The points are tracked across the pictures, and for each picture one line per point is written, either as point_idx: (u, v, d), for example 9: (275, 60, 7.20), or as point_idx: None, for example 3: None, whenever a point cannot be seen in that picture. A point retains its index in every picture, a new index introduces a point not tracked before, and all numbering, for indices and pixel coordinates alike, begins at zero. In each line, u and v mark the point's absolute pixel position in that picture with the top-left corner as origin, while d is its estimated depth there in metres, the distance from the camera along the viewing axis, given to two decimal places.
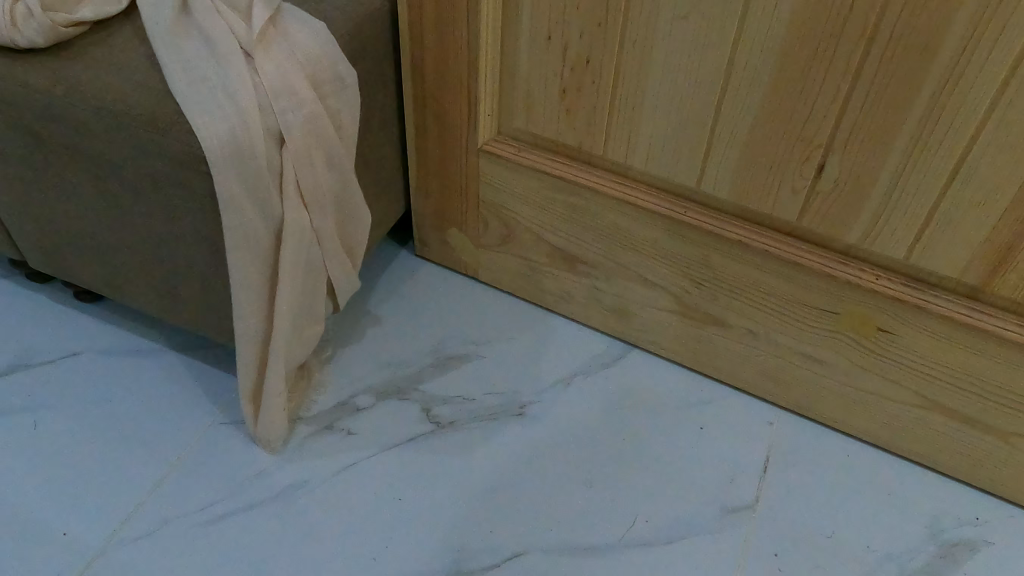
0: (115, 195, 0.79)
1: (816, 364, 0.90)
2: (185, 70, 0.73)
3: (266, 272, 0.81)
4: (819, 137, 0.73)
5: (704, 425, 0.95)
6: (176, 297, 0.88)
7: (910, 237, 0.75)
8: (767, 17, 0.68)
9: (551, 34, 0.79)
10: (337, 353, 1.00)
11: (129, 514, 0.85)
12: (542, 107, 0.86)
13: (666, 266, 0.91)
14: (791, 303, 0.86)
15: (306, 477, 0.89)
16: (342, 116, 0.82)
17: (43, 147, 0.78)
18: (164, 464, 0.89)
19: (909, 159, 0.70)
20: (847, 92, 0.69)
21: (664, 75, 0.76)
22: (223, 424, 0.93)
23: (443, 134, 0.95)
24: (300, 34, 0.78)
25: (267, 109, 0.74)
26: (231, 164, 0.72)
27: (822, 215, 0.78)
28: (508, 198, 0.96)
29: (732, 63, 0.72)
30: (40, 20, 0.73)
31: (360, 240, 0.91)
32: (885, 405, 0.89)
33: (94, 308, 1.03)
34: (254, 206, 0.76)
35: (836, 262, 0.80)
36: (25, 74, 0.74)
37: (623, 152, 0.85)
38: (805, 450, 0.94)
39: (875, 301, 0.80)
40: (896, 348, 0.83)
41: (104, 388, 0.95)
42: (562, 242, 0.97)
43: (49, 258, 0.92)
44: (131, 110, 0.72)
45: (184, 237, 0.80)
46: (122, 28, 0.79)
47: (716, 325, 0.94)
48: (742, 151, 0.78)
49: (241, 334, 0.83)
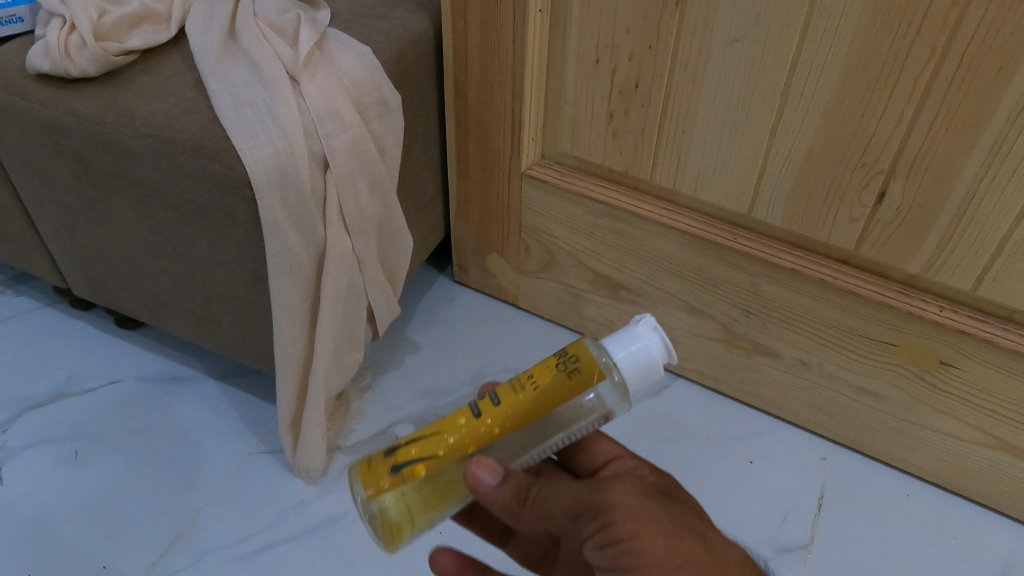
0: (160, 222, 0.79)
1: (873, 398, 0.86)
2: (232, 97, 0.72)
3: (308, 298, 0.80)
4: (880, 163, 0.70)
5: (754, 460, 0.92)
6: (216, 324, 0.87)
7: (977, 268, 0.71)
8: (826, 40, 0.66)
9: (598, 57, 0.78)
10: (376, 380, 0.99)
11: (168, 546, 0.83)
12: (588, 131, 0.84)
13: (714, 295, 0.89)
14: (848, 335, 0.83)
15: (345, 509, 0.87)
16: (386, 140, 0.81)
17: (91, 175, 0.78)
18: (203, 493, 0.88)
19: (978, 187, 0.67)
20: (913, 117, 0.66)
21: (715, 99, 0.74)
22: (262, 452, 0.91)
23: (485, 159, 0.93)
24: (346, 59, 0.77)
25: (312, 133, 0.73)
26: (276, 189, 0.71)
27: (882, 244, 0.75)
28: (551, 223, 0.94)
29: (789, 87, 0.70)
30: (92, 49, 0.73)
31: (401, 265, 0.90)
32: (947, 442, 0.84)
33: (134, 334, 1.03)
34: (297, 233, 0.75)
35: (897, 291, 0.77)
36: (76, 103, 0.74)
37: (671, 177, 0.83)
38: (861, 488, 0.90)
39: (938, 333, 0.77)
40: (960, 382, 0.79)
41: (144, 414, 0.94)
42: (606, 269, 0.95)
43: (91, 283, 0.93)
44: (177, 136, 0.71)
45: (227, 263, 0.79)
46: (170, 56, 0.79)
47: (766, 356, 0.91)
48: (798, 177, 0.75)
49: (281, 362, 0.81)
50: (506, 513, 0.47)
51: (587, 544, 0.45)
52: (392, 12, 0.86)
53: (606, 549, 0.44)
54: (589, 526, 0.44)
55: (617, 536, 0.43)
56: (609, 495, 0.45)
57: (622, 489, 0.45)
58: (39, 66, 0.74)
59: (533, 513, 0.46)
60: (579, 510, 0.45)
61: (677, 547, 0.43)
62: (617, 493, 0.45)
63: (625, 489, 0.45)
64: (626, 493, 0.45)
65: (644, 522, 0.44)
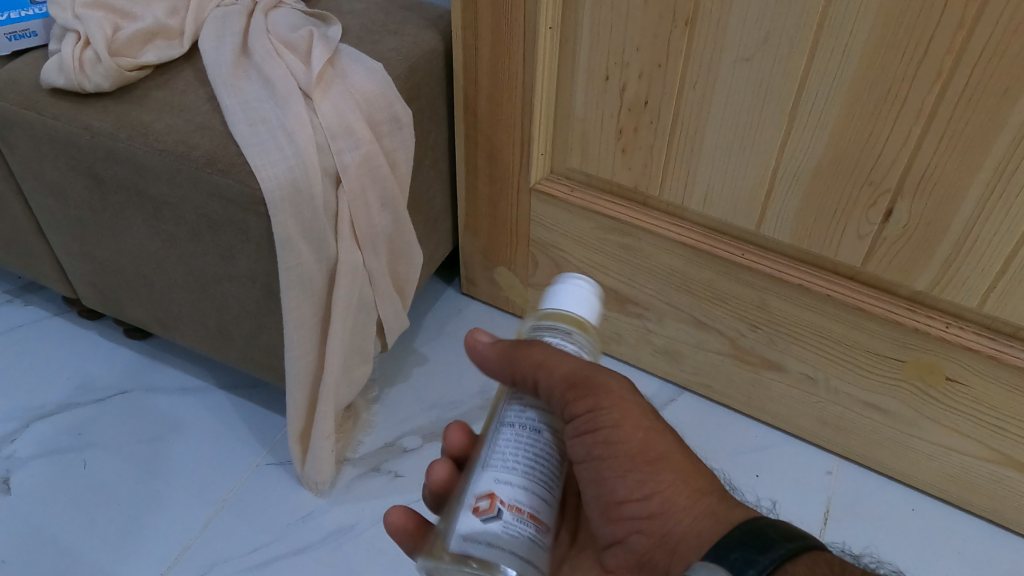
0: (171, 236, 0.79)
1: (878, 413, 0.87)
2: (245, 112, 0.73)
3: (319, 312, 0.80)
4: (887, 182, 0.71)
5: (760, 474, 0.93)
6: (226, 336, 0.87)
7: (983, 286, 0.72)
8: (835, 59, 0.66)
9: (608, 75, 0.79)
10: (384, 393, 0.99)
11: (177, 557, 0.83)
12: (597, 146, 0.85)
13: (722, 310, 0.89)
14: (854, 350, 0.83)
15: (354, 521, 0.87)
16: (397, 155, 0.81)
17: (103, 188, 0.79)
18: (212, 504, 0.88)
19: (985, 206, 0.67)
20: (919, 137, 0.67)
21: (724, 116, 0.75)
22: (271, 464, 0.92)
23: (494, 173, 0.94)
24: (359, 75, 0.78)
25: (325, 149, 0.74)
26: (289, 204, 0.71)
27: (888, 260, 0.75)
28: (559, 237, 0.95)
29: (797, 106, 0.71)
30: (107, 65, 0.74)
31: (410, 278, 0.90)
32: (952, 458, 0.85)
33: (143, 345, 1.04)
34: (309, 247, 0.75)
35: (903, 308, 0.77)
36: (90, 118, 0.75)
37: (680, 193, 0.84)
38: (866, 502, 0.90)
39: (944, 349, 0.77)
40: (965, 397, 0.80)
41: (153, 425, 0.95)
42: (614, 283, 0.95)
43: (102, 295, 0.93)
44: (191, 152, 0.72)
45: (238, 277, 0.79)
46: (183, 72, 0.80)
47: (772, 370, 0.91)
48: (806, 195, 0.76)
49: (292, 375, 0.81)
50: (506, 372, 0.50)
51: (568, 420, 0.49)
52: (403, 28, 0.87)
53: (586, 433, 0.48)
54: (577, 401, 0.48)
55: (601, 420, 0.48)
56: (603, 379, 0.49)
57: (613, 378, 0.50)
58: (54, 81, 0.75)
59: (529, 366, 0.48)
60: (573, 382, 0.47)
61: (653, 442, 0.49)
62: (611, 381, 0.49)
63: (615, 378, 0.50)
64: (616, 384, 0.50)
65: (629, 413, 0.49)
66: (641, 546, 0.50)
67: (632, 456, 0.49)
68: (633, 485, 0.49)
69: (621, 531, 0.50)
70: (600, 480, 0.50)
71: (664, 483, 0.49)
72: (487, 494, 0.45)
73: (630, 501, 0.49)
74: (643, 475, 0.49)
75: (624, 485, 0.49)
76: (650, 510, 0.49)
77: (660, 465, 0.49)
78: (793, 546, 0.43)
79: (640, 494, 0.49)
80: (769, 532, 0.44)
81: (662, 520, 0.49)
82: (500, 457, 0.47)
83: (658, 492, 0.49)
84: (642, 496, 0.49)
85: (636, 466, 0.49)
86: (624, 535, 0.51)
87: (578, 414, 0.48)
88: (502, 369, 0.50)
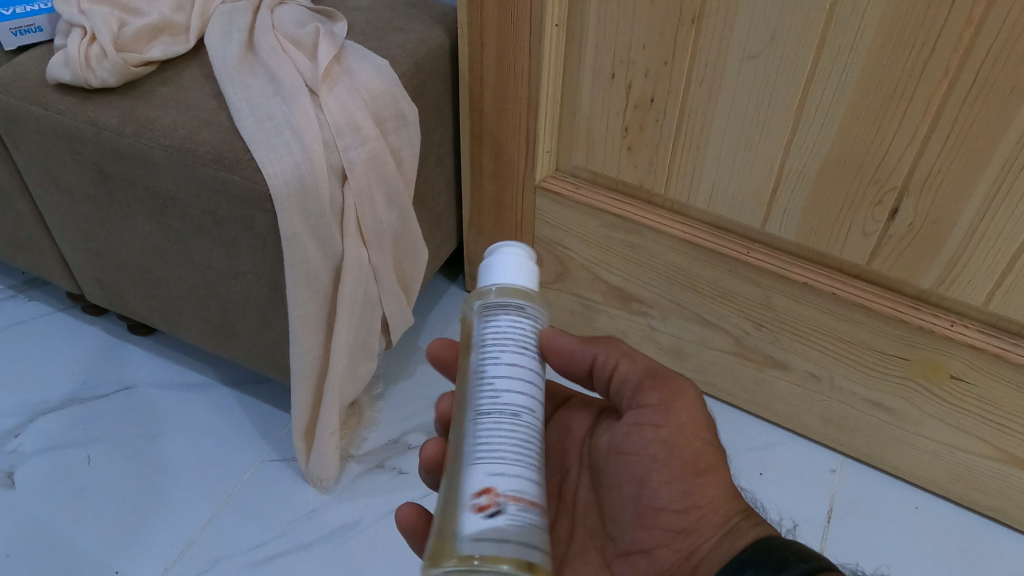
0: (177, 232, 0.79)
1: (882, 411, 0.87)
2: (251, 109, 0.73)
3: (324, 309, 0.80)
4: (893, 180, 0.71)
5: (763, 471, 0.93)
6: (231, 333, 0.87)
7: (989, 284, 0.72)
8: (842, 56, 0.66)
9: (614, 72, 0.79)
10: (388, 390, 0.99)
11: (181, 552, 0.84)
12: (603, 144, 0.85)
13: (726, 308, 0.90)
14: (858, 348, 0.84)
15: (358, 517, 0.87)
16: (403, 152, 0.81)
17: (109, 184, 0.78)
18: (216, 500, 0.88)
19: (991, 204, 0.67)
20: (926, 134, 0.67)
21: (730, 114, 0.75)
22: (275, 460, 0.92)
23: (499, 170, 0.94)
24: (365, 72, 0.78)
25: (332, 146, 0.74)
26: (295, 200, 0.71)
27: (894, 258, 0.75)
28: (564, 234, 0.95)
29: (804, 103, 0.71)
30: (113, 60, 0.74)
31: (415, 276, 0.90)
32: (956, 456, 0.85)
33: (147, 340, 1.04)
34: (316, 244, 0.75)
35: (909, 306, 0.77)
36: (96, 113, 0.75)
37: (686, 191, 0.84)
38: (870, 500, 0.90)
39: (948, 348, 0.77)
40: (970, 395, 0.80)
41: (157, 422, 0.95)
42: (619, 281, 0.96)
43: (107, 290, 0.93)
44: (197, 148, 0.72)
45: (244, 273, 0.79)
46: (189, 67, 0.80)
47: (777, 368, 0.91)
48: (812, 192, 0.76)
49: (297, 372, 0.81)
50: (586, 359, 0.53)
51: (632, 410, 0.53)
52: (409, 25, 0.87)
53: (648, 424, 0.51)
54: (651, 394, 0.52)
55: (666, 416, 0.51)
56: (676, 381, 0.53)
57: (688, 386, 0.53)
58: (60, 76, 0.75)
59: (613, 356, 0.54)
60: (651, 375, 0.53)
61: (706, 455, 0.51)
62: (686, 386, 0.53)
63: (693, 390, 0.53)
64: (690, 389, 0.53)
65: (693, 420, 0.51)
66: (666, 560, 0.51)
67: (683, 463, 0.50)
68: (674, 494, 0.50)
69: (651, 539, 0.52)
70: (645, 481, 0.51)
71: (705, 498, 0.50)
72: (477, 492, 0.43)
73: (668, 511, 0.51)
74: (688, 485, 0.50)
75: (667, 492, 0.50)
76: (685, 524, 0.50)
77: (707, 480, 0.50)
78: (809, 566, 0.43)
79: (679, 505, 0.50)
80: (786, 552, 0.45)
81: (693, 535, 0.50)
82: (487, 443, 0.44)
83: (696, 506, 0.50)
84: (681, 507, 0.50)
85: (684, 475, 0.50)
86: (652, 545, 0.52)
87: (647, 404, 0.52)
88: (585, 355, 0.53)
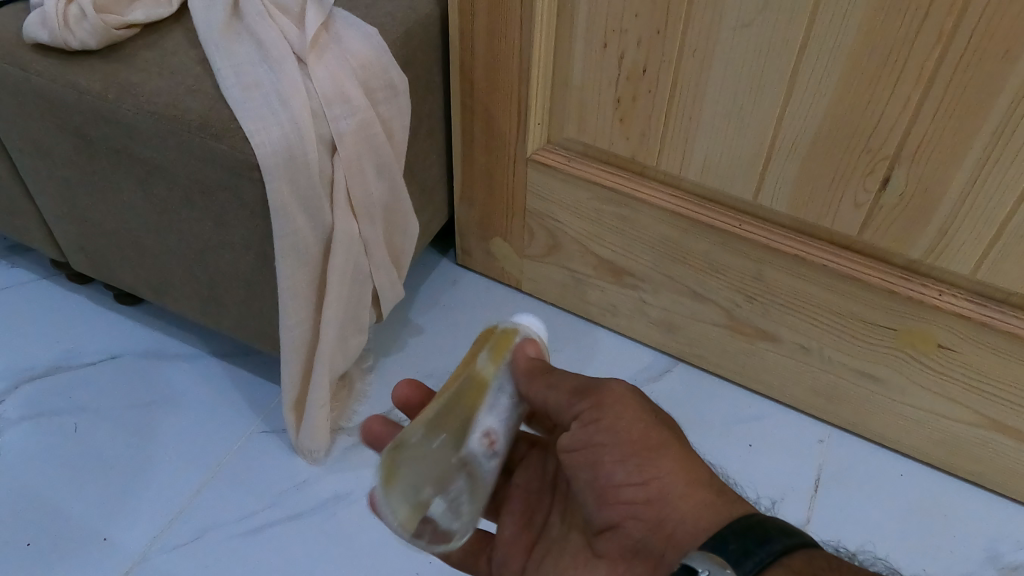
0: (162, 199, 0.78)
1: (870, 381, 0.88)
2: (238, 76, 0.72)
3: (314, 282, 0.79)
4: (885, 150, 0.71)
5: (752, 442, 0.94)
6: (219, 304, 0.87)
7: (977, 253, 0.73)
8: (836, 24, 0.66)
9: (607, 42, 0.78)
10: (379, 362, 0.99)
11: (171, 520, 0.84)
12: (595, 115, 0.84)
13: (717, 281, 0.90)
14: (847, 319, 0.84)
15: (348, 489, 0.88)
16: (393, 124, 0.80)
17: (92, 150, 0.77)
18: (205, 470, 0.88)
19: (981, 171, 0.68)
20: (919, 101, 0.66)
21: (722, 84, 0.75)
22: (264, 432, 0.91)
23: (490, 143, 0.93)
24: (354, 40, 0.76)
25: (320, 116, 0.72)
26: (284, 170, 0.70)
27: (885, 229, 0.76)
28: (555, 208, 0.95)
29: (798, 71, 0.70)
30: (93, 22, 0.72)
31: (406, 249, 0.90)
32: (942, 424, 0.87)
33: (134, 310, 1.03)
34: (305, 216, 0.74)
35: (898, 277, 0.78)
36: (77, 77, 0.73)
37: (677, 163, 0.83)
38: (857, 470, 0.91)
39: (936, 317, 0.78)
40: (957, 364, 0.81)
41: (144, 393, 0.94)
42: (610, 254, 0.96)
43: (92, 260, 0.92)
44: (183, 115, 0.71)
45: (232, 243, 0.78)
46: (173, 31, 0.78)
47: (767, 341, 0.92)
48: (803, 163, 0.76)
49: (287, 345, 0.81)
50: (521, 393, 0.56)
51: (573, 420, 0.54)
52: None
53: (591, 421, 0.52)
54: (582, 402, 0.53)
55: (602, 412, 0.52)
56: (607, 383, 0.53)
57: (618, 382, 0.53)
58: (38, 36, 0.73)
59: (540, 395, 0.55)
60: (580, 390, 0.54)
61: (653, 432, 0.51)
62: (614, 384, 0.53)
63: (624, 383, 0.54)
64: (619, 382, 0.53)
65: (629, 407, 0.52)
66: (638, 530, 0.51)
67: (633, 444, 0.51)
68: (629, 469, 0.51)
69: (617, 514, 0.52)
70: (598, 464, 0.52)
71: (662, 470, 0.50)
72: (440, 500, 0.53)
73: (626, 486, 0.51)
74: (641, 460, 0.50)
75: (622, 470, 0.51)
76: (647, 495, 0.50)
77: (661, 453, 0.51)
78: (789, 541, 0.43)
79: (637, 478, 0.50)
80: (769, 526, 0.44)
81: (659, 504, 0.50)
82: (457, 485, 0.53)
83: (654, 477, 0.50)
84: (639, 481, 0.50)
85: (636, 452, 0.51)
86: (619, 518, 0.52)
87: (582, 409, 0.53)
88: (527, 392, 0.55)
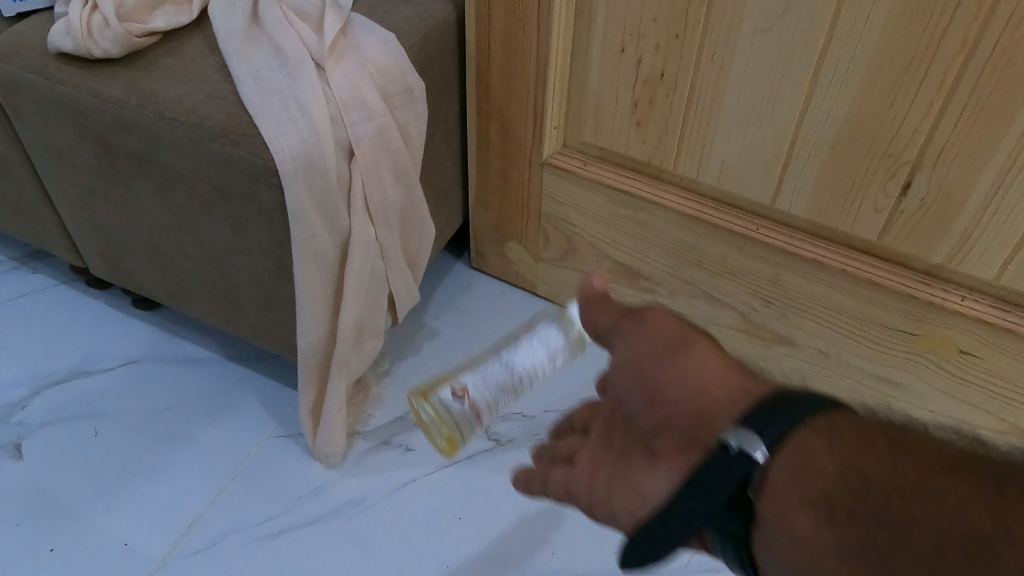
0: (181, 206, 0.78)
1: (889, 386, 0.87)
2: (257, 83, 0.72)
3: (332, 287, 0.80)
4: (907, 154, 0.70)
5: None
6: (237, 309, 0.87)
7: (1000, 258, 0.72)
8: (857, 28, 0.65)
9: (624, 46, 0.78)
10: (394, 366, 1.00)
11: (190, 525, 0.84)
12: (612, 119, 0.84)
13: (735, 285, 0.89)
14: (866, 324, 0.83)
15: (364, 493, 0.88)
16: (411, 128, 0.80)
17: (113, 157, 0.78)
18: (223, 474, 0.88)
19: (1005, 176, 0.67)
20: (942, 106, 0.66)
21: (741, 88, 0.74)
22: (281, 436, 0.92)
23: (506, 146, 0.93)
24: (371, 46, 0.76)
25: (338, 121, 0.73)
26: (303, 176, 0.70)
27: (906, 234, 0.75)
28: (571, 211, 0.95)
29: (818, 75, 0.70)
30: (115, 30, 0.73)
31: (422, 253, 0.90)
32: (962, 430, 0.86)
33: (152, 315, 1.03)
34: (323, 221, 0.74)
35: (919, 282, 0.77)
36: (98, 85, 0.74)
37: (694, 167, 0.83)
38: None
39: (958, 323, 0.77)
40: (979, 370, 0.80)
41: (162, 397, 0.95)
42: (626, 258, 0.95)
43: (112, 265, 0.93)
44: (203, 122, 0.71)
45: (250, 249, 0.79)
46: (192, 38, 0.78)
47: (785, 345, 0.91)
48: (823, 168, 0.75)
49: (305, 349, 0.81)
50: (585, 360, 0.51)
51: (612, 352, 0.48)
52: None
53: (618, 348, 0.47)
54: (625, 320, 0.48)
55: (638, 327, 0.46)
56: (648, 308, 0.47)
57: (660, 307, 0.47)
58: (61, 45, 0.74)
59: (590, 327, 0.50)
60: (626, 313, 0.48)
61: (682, 329, 0.45)
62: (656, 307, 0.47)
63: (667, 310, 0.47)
64: (664, 308, 0.47)
65: (663, 325, 0.46)
66: (686, 429, 0.42)
67: (667, 340, 0.44)
68: (668, 365, 0.43)
69: (662, 411, 0.43)
70: (639, 366, 0.44)
71: (696, 362, 0.43)
72: (466, 377, 0.69)
73: (669, 384, 0.43)
74: (674, 353, 0.44)
75: (665, 366, 0.43)
76: (686, 386, 0.42)
77: (693, 346, 0.44)
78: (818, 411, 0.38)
79: (678, 372, 0.43)
80: (794, 400, 0.39)
81: (699, 395, 0.42)
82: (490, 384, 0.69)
83: (693, 373, 0.43)
84: (681, 374, 0.43)
85: (670, 348, 0.44)
86: (665, 420, 0.43)
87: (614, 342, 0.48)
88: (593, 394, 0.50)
